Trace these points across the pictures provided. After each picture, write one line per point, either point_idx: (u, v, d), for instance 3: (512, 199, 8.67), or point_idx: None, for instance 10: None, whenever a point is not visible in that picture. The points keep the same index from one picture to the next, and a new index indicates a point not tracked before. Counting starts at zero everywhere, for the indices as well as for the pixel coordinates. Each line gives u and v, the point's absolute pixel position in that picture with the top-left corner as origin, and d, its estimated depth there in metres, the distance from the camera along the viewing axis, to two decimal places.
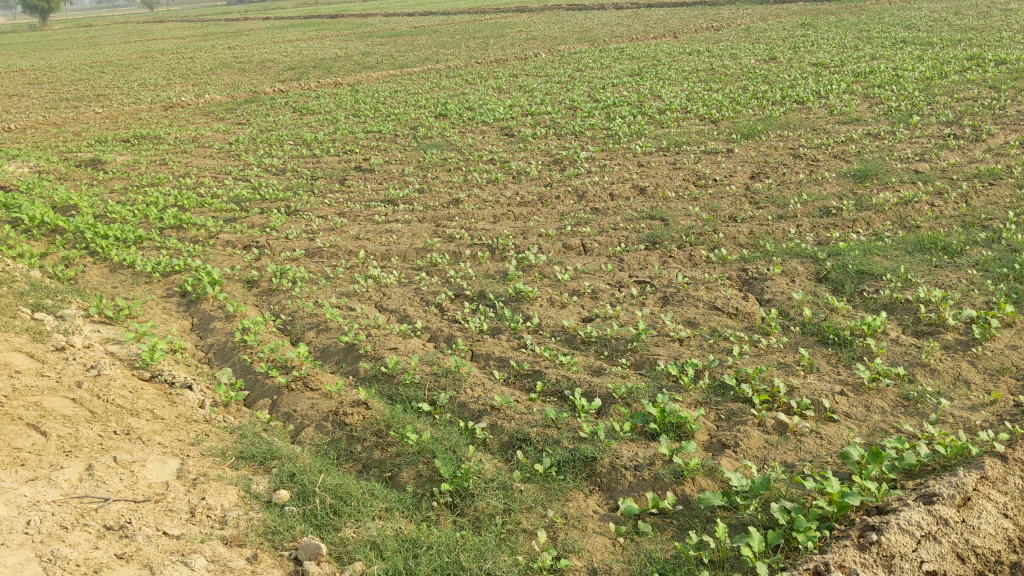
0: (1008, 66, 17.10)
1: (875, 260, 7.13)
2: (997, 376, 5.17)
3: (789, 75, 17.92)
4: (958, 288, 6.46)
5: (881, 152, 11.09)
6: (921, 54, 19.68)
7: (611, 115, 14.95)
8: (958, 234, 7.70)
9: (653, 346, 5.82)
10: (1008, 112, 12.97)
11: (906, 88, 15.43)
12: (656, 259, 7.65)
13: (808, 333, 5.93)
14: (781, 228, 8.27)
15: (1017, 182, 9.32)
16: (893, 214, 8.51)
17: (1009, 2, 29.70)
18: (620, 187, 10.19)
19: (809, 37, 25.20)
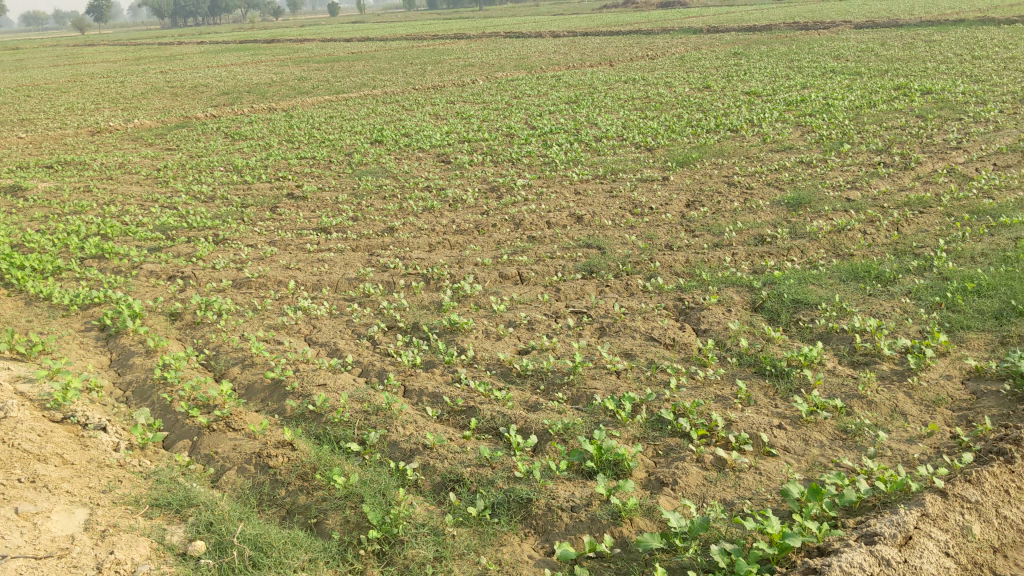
0: (933, 96, 17.52)
1: (810, 289, 7.12)
2: (933, 407, 5.14)
3: (723, 104, 18.14)
4: (892, 317, 6.47)
5: (813, 180, 11.20)
6: (850, 83, 20.09)
7: (547, 142, 14.92)
8: (891, 262, 7.74)
9: (590, 379, 5.69)
10: (934, 141, 13.24)
11: (836, 117, 15.70)
12: (593, 288, 7.55)
13: (746, 363, 5.86)
14: (717, 256, 8.25)
15: (945, 210, 9.45)
16: (826, 242, 8.55)
17: (932, 34, 30.58)
18: (556, 214, 10.12)
19: (741, 66, 25.60)
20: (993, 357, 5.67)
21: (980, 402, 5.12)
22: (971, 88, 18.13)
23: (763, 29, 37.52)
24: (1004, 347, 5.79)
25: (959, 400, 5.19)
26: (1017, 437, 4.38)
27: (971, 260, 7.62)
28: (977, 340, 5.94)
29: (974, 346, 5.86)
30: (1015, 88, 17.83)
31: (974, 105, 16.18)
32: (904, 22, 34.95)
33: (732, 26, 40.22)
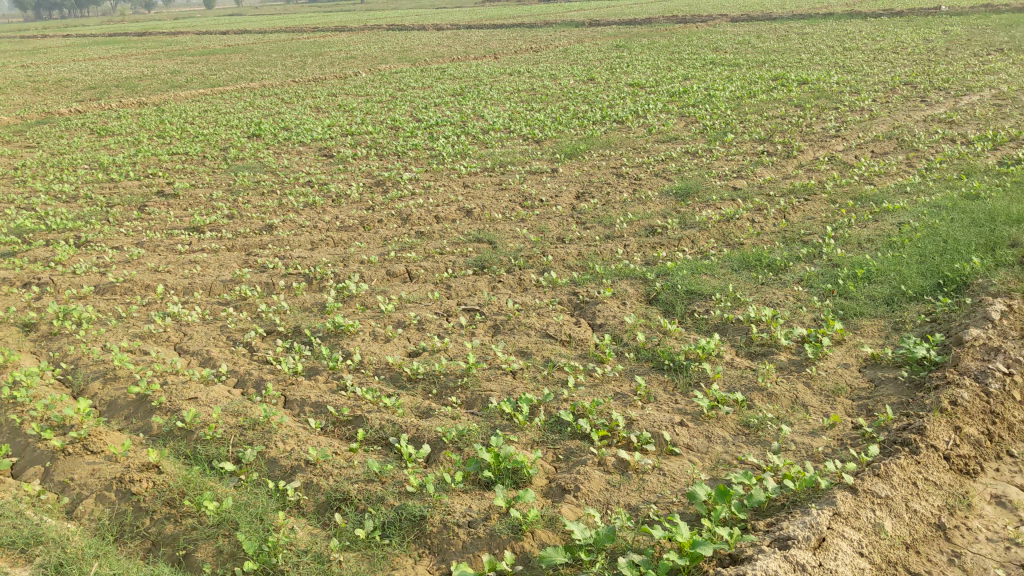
0: (810, 86, 17.89)
1: (704, 280, 6.99)
2: (833, 397, 5.02)
3: (608, 95, 18.12)
4: (786, 305, 6.38)
5: (700, 170, 11.19)
6: (730, 75, 20.38)
7: (433, 135, 14.56)
8: (781, 250, 7.70)
9: (484, 381, 5.39)
10: (814, 130, 13.46)
11: (719, 107, 15.84)
12: (484, 284, 7.25)
13: (644, 358, 5.64)
14: (609, 248, 8.08)
15: (829, 197, 9.53)
16: (716, 231, 8.48)
17: (805, 26, 31.43)
18: (443, 208, 9.79)
19: (624, 58, 25.74)
20: (888, 344, 5.62)
21: (879, 390, 5.03)
22: (845, 78, 18.62)
23: (644, 22, 37.97)
24: (898, 333, 5.75)
25: (858, 389, 5.09)
26: (920, 427, 4.29)
27: (858, 246, 7.63)
28: (871, 326, 5.88)
29: (868, 333, 5.80)
30: (885, 78, 18.38)
31: (849, 95, 16.57)
32: (778, 15, 35.89)
33: (614, 19, 40.59)
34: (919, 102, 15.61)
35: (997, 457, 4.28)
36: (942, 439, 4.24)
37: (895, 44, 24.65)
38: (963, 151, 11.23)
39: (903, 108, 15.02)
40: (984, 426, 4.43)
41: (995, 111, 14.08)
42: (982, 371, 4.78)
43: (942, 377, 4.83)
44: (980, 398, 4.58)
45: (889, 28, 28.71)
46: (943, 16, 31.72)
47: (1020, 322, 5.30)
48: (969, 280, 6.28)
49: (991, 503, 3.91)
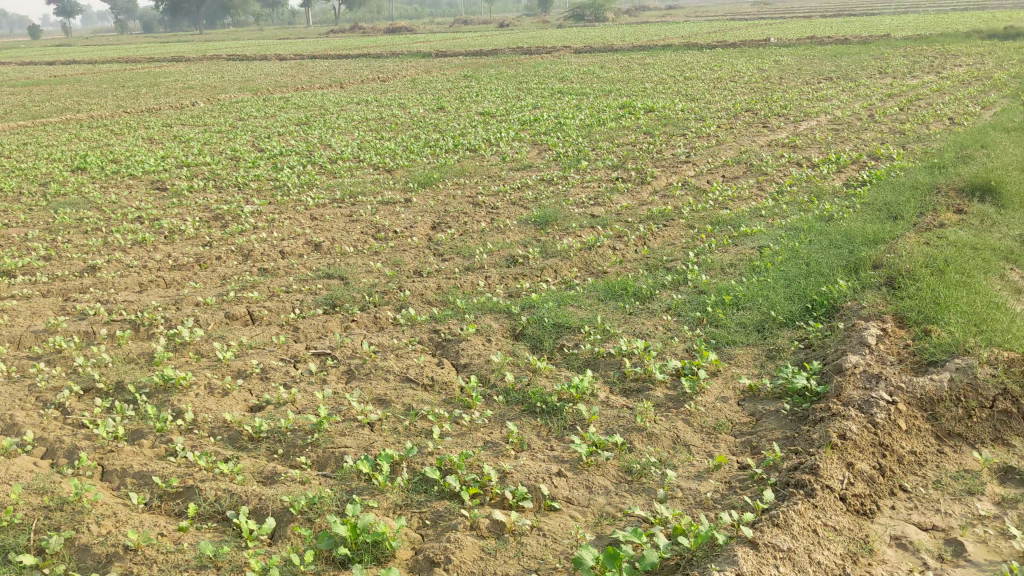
0: (656, 114, 18.09)
1: (571, 312, 6.61)
2: (715, 434, 4.68)
3: (458, 124, 17.79)
4: (657, 335, 6.05)
5: (557, 198, 10.91)
6: (579, 104, 20.42)
7: (277, 165, 13.81)
8: (646, 277, 7.41)
9: (337, 436, 4.80)
10: (665, 156, 13.46)
11: (570, 134, 15.73)
12: (335, 324, 6.65)
13: (513, 401, 5.17)
14: (469, 281, 7.62)
15: (688, 222, 9.39)
16: (578, 260, 8.16)
17: (646, 57, 32.14)
18: (289, 243, 9.10)
19: (472, 88, 25.54)
20: (765, 373, 5.35)
21: (762, 425, 4.73)
22: (689, 106, 18.93)
23: (490, 53, 38.08)
24: (773, 361, 5.49)
25: (740, 425, 4.78)
26: (811, 466, 3.99)
27: (722, 270, 7.43)
28: (746, 355, 5.61)
29: (743, 362, 5.52)
30: (727, 105, 18.79)
31: (695, 122, 16.79)
32: (619, 47, 36.67)
33: (460, 50, 40.56)
34: (762, 128, 15.94)
35: (891, 493, 4.00)
36: (837, 478, 3.94)
37: (733, 73, 25.43)
38: (810, 174, 11.38)
39: (748, 134, 15.28)
40: (875, 460, 4.16)
41: (833, 136, 14.48)
42: (866, 402, 4.54)
43: (827, 409, 4.56)
44: (869, 430, 4.32)
45: (726, 59, 29.69)
46: (773, 47, 33.11)
47: (896, 346, 5.12)
48: (837, 303, 6.12)
49: (892, 546, 3.62)
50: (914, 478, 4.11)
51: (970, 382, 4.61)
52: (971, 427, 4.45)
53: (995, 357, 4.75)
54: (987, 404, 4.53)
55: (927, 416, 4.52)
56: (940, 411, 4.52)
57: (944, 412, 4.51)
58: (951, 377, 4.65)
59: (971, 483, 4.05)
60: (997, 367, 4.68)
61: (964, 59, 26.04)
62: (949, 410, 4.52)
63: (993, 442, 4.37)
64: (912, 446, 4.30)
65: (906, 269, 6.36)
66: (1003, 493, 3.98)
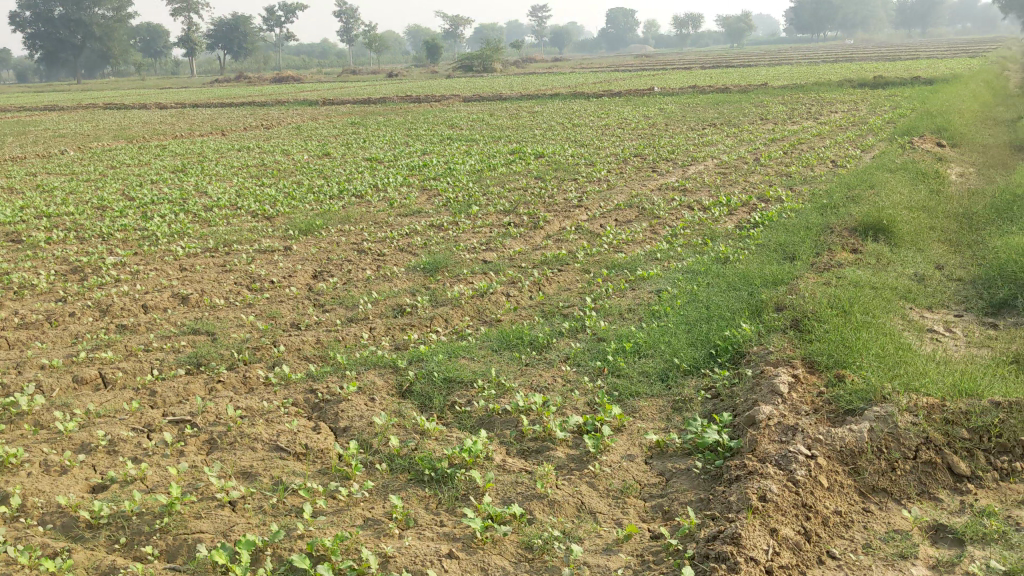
0: (546, 159, 17.88)
1: (462, 364, 6.09)
2: (623, 498, 4.21)
3: (344, 170, 17.19)
4: (556, 387, 5.58)
5: (446, 243, 10.44)
6: (468, 149, 20.07)
7: (147, 214, 12.92)
8: (542, 325, 6.97)
9: (191, 521, 4.13)
10: (557, 200, 13.15)
11: (459, 179, 15.33)
12: (200, 386, 5.97)
13: (397, 468, 4.59)
14: (351, 334, 7.03)
15: (582, 267, 9.03)
16: (470, 308, 7.68)
17: (535, 105, 32.20)
18: (153, 296, 8.33)
19: (358, 135, 24.96)
20: (673, 427, 4.92)
21: (673, 486, 4.28)
22: (578, 151, 18.81)
23: (378, 101, 37.60)
24: (680, 413, 5.08)
25: (649, 487, 4.32)
26: (732, 534, 3.54)
27: (620, 316, 7.05)
28: (651, 407, 5.18)
29: (648, 415, 5.09)
30: (616, 151, 18.73)
31: (585, 167, 16.62)
32: (507, 96, 36.75)
33: (346, 99, 39.97)
34: (651, 172, 15.87)
35: (820, 561, 3.59)
36: (761, 547, 3.51)
37: (619, 120, 25.59)
38: (702, 217, 11.23)
39: (638, 178, 15.17)
40: (800, 523, 3.75)
41: (722, 179, 14.48)
42: (784, 457, 4.16)
43: (743, 466, 4.16)
44: (789, 489, 3.92)
45: (612, 107, 30.00)
46: (656, 96, 33.68)
47: (809, 394, 4.77)
48: (743, 348, 5.78)
49: None
50: (842, 542, 3.72)
51: (891, 432, 4.29)
52: (895, 481, 4.11)
53: (914, 404, 4.45)
54: (910, 455, 4.21)
55: (850, 470, 4.16)
56: (863, 465, 4.17)
57: (866, 465, 4.16)
58: (870, 427, 4.32)
59: (902, 546, 3.68)
60: (918, 414, 4.37)
61: (839, 106, 26.90)
62: (871, 463, 4.17)
63: (919, 497, 4.04)
64: (836, 505, 3.93)
65: (811, 310, 6.09)
66: (937, 556, 3.63)
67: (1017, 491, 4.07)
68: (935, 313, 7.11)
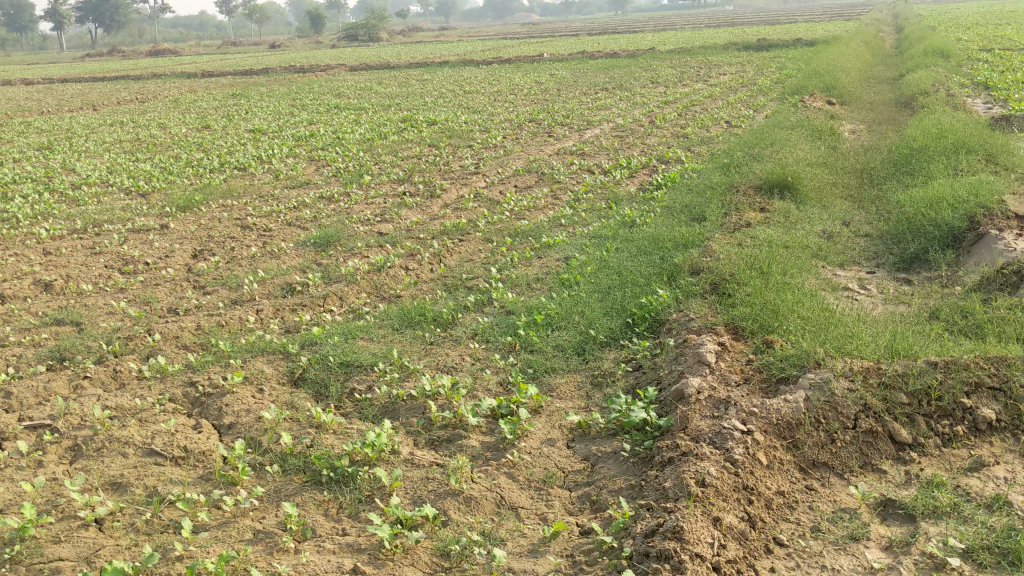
0: (439, 126, 17.31)
1: (360, 347, 5.57)
2: (547, 489, 3.80)
3: (226, 142, 16.26)
4: (465, 367, 5.13)
5: (338, 216, 9.83)
6: (357, 118, 19.32)
7: (7, 194, 11.86)
8: (445, 300, 6.49)
9: (48, 546, 3.53)
10: (452, 167, 12.63)
11: (349, 149, 14.63)
12: (63, 384, 5.30)
13: (291, 470, 4.07)
14: (236, 319, 6.41)
15: (484, 236, 8.57)
16: (366, 284, 7.14)
17: (424, 73, 31.42)
18: (12, 284, 7.51)
19: (240, 106, 23.79)
20: (594, 406, 4.53)
21: (600, 472, 3.88)
22: (472, 117, 18.28)
23: (260, 72, 36.16)
24: (600, 390, 4.69)
25: (573, 475, 3.91)
26: (673, 528, 3.17)
27: (528, 286, 6.63)
28: (568, 385, 4.78)
29: (566, 394, 4.68)
30: (510, 116, 18.27)
31: (479, 133, 16.11)
32: (395, 64, 35.81)
33: (227, 70, 38.34)
34: (547, 137, 15.48)
35: (767, 550, 3.25)
36: (705, 541, 3.15)
37: (511, 86, 25.12)
38: (604, 180, 10.90)
39: (535, 144, 14.76)
40: (741, 509, 3.41)
41: (620, 142, 14.20)
42: (718, 435, 3.80)
43: (675, 447, 3.79)
44: (728, 470, 3.57)
45: (503, 73, 29.46)
46: (546, 62, 33.29)
47: (738, 362, 4.44)
48: (661, 315, 5.43)
49: None
50: (788, 526, 3.39)
51: (828, 400, 3.99)
52: (837, 454, 3.82)
53: (850, 368, 4.16)
54: (850, 425, 3.92)
55: (788, 445, 3.84)
56: (802, 438, 3.85)
57: (805, 438, 3.85)
58: (806, 397, 4.01)
59: (853, 528, 3.38)
60: (855, 379, 4.08)
61: (728, 68, 27.02)
62: (810, 435, 3.86)
63: (862, 471, 3.76)
64: (778, 486, 3.60)
65: (728, 271, 5.77)
66: (890, 536, 3.35)
67: (961, 458, 3.84)
68: (848, 270, 6.93)
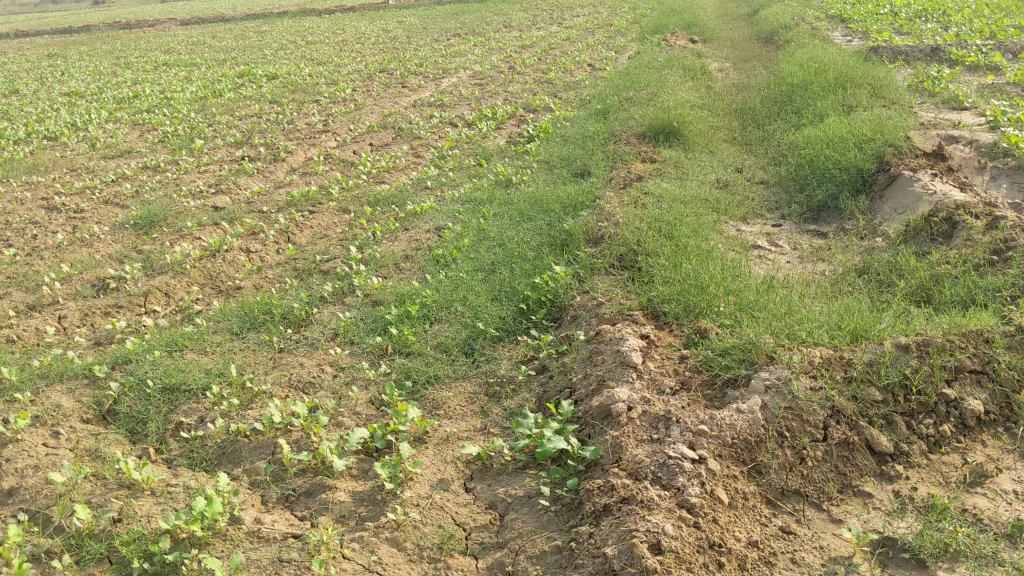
0: (280, 80, 15.83)
1: (190, 363, 4.42)
2: (445, 563, 2.82)
3: (34, 108, 14.32)
4: (325, 384, 4.08)
5: (165, 189, 8.47)
6: (188, 75, 17.52)
7: None
8: (296, 291, 5.38)
9: None
10: (297, 126, 11.31)
11: (178, 110, 13.03)
12: None
13: (92, 563, 2.94)
14: (30, 333, 5.12)
15: (339, 205, 7.44)
16: (198, 273, 5.94)
17: (262, 24, 29.25)
18: None
19: (55, 67, 21.40)
20: (493, 427, 3.57)
21: (513, 528, 2.94)
22: (316, 70, 16.82)
23: (80, 29, 33.06)
24: (498, 405, 3.74)
25: (478, 534, 2.95)
26: None
27: (396, 268, 5.59)
28: (458, 400, 3.81)
29: (455, 413, 3.71)
30: (358, 67, 16.90)
31: (326, 86, 14.71)
32: (230, 16, 33.42)
33: (42, 28, 34.99)
34: (401, 88, 14.27)
35: None
36: None
37: (357, 35, 23.55)
38: (469, 133, 9.88)
39: (388, 96, 13.52)
40: None
41: (480, 90, 13.17)
42: (664, 468, 2.91)
43: (611, 489, 2.88)
44: (686, 524, 2.68)
45: (346, 22, 27.77)
46: (393, 8, 31.61)
47: (670, 359, 3.56)
48: (560, 299, 4.51)
49: None
50: None
51: (791, 407, 3.16)
52: (809, 478, 3.00)
53: (809, 361, 3.34)
54: (819, 437, 3.10)
55: (749, 471, 2.99)
56: (765, 461, 3.02)
57: (769, 460, 3.01)
58: (761, 403, 3.17)
59: None
60: (818, 377, 3.27)
61: (581, 10, 26.18)
62: (774, 456, 3.03)
63: (843, 498, 2.95)
64: (748, 534, 2.74)
65: (633, 238, 4.90)
66: None
67: (954, 468, 3.08)
68: (752, 225, 6.20)
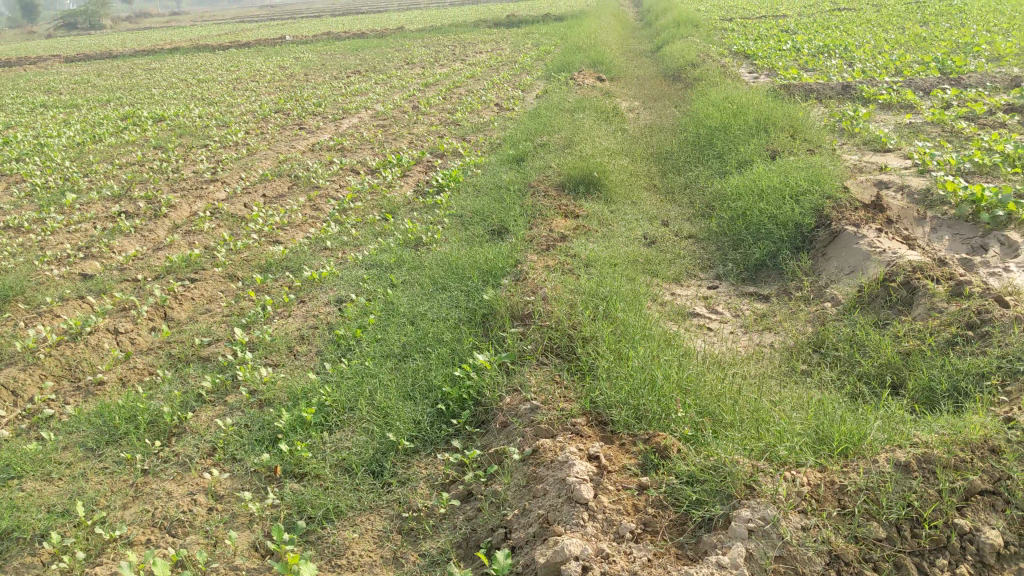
0: (167, 123, 14.83)
1: (30, 495, 3.58)
2: None
3: None
4: (198, 525, 3.29)
5: (26, 253, 7.50)
6: (66, 118, 16.34)
7: None
8: (168, 387, 4.57)
9: None
10: (183, 175, 10.39)
11: (51, 158, 11.95)
12: None
13: None
14: None
15: (225, 271, 6.62)
16: (53, 364, 5.05)
17: (151, 61, 27.97)
18: None
19: None
20: None
21: None
22: (206, 111, 15.85)
23: None
24: (414, 549, 3.02)
25: None
26: None
27: (290, 352, 4.83)
28: (365, 544, 3.07)
29: (362, 562, 2.98)
30: (252, 107, 16.00)
31: (216, 129, 13.77)
32: (118, 52, 31.97)
33: None
34: (297, 130, 13.46)
35: None
36: None
37: (251, 72, 22.57)
38: (371, 182, 9.16)
39: (284, 139, 12.69)
40: None
41: (383, 132, 12.47)
42: None
43: None
44: None
45: (241, 58, 26.72)
46: (290, 44, 30.69)
47: (625, 490, 2.90)
48: (484, 398, 3.82)
49: None
50: None
51: (782, 556, 2.52)
52: None
53: (797, 492, 2.73)
54: None
55: None
56: None
57: None
58: (746, 554, 2.52)
59: None
60: (810, 514, 2.65)
61: (483, 45, 25.76)
62: None
63: None
64: None
65: (564, 317, 4.25)
66: None
67: None
68: (687, 288, 5.64)
